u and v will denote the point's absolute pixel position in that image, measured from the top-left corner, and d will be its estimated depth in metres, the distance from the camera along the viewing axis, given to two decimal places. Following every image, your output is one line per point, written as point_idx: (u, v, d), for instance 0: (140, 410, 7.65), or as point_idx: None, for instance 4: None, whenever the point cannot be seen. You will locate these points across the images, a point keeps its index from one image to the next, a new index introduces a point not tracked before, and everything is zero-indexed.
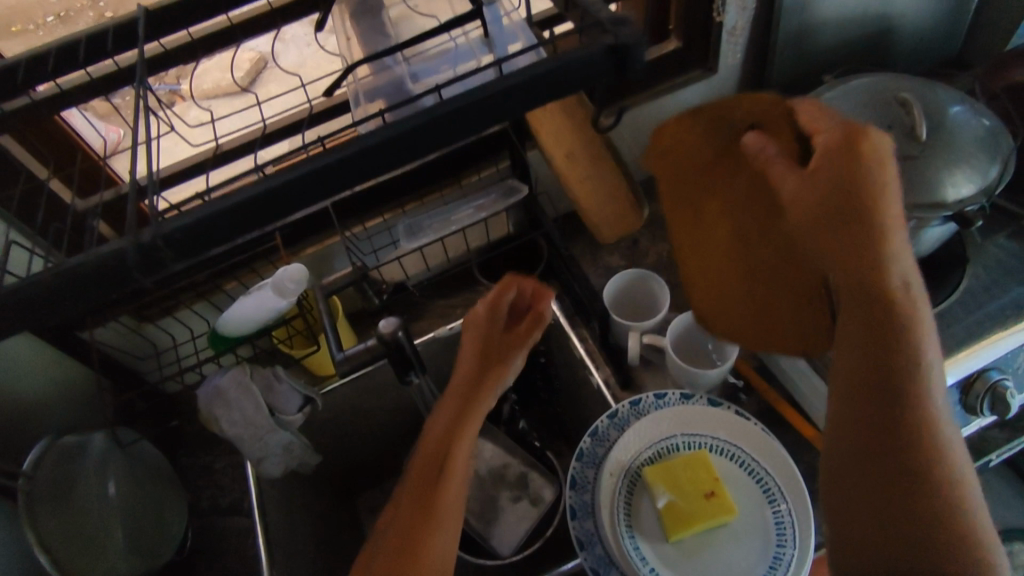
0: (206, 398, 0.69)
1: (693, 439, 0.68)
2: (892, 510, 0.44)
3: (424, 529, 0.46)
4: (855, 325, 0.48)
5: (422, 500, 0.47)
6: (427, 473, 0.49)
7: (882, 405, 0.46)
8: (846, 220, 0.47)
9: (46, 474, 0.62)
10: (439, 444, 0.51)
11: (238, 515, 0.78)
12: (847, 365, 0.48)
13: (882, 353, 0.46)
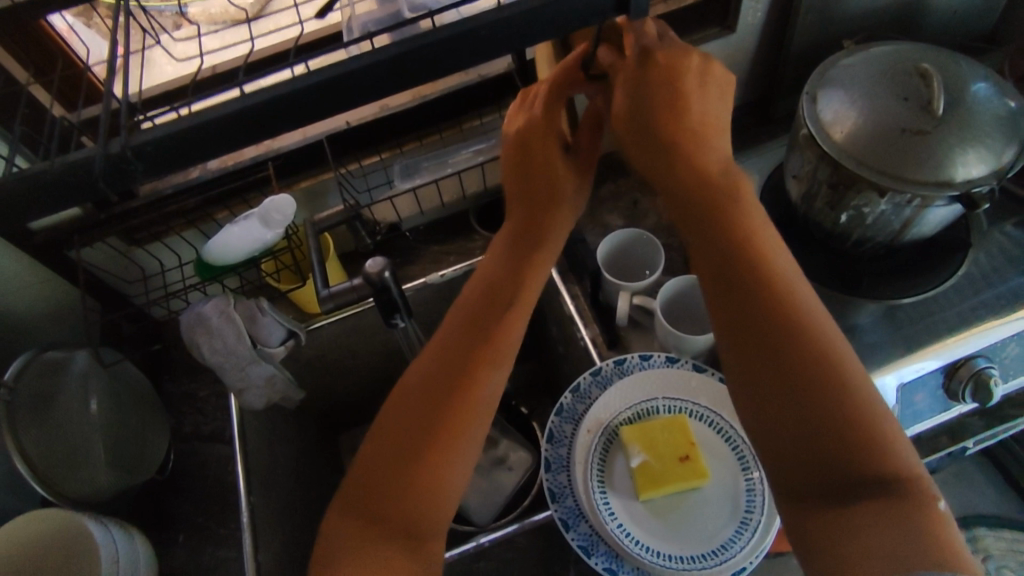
0: (188, 324, 0.67)
1: (673, 403, 0.69)
2: (809, 429, 0.41)
3: (469, 371, 0.49)
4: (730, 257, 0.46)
5: (472, 338, 0.51)
6: (476, 321, 0.52)
7: (788, 332, 0.43)
8: (667, 125, 0.49)
9: (27, 387, 0.61)
10: (487, 296, 0.53)
11: (220, 444, 0.79)
12: (740, 305, 0.44)
13: (757, 285, 0.44)
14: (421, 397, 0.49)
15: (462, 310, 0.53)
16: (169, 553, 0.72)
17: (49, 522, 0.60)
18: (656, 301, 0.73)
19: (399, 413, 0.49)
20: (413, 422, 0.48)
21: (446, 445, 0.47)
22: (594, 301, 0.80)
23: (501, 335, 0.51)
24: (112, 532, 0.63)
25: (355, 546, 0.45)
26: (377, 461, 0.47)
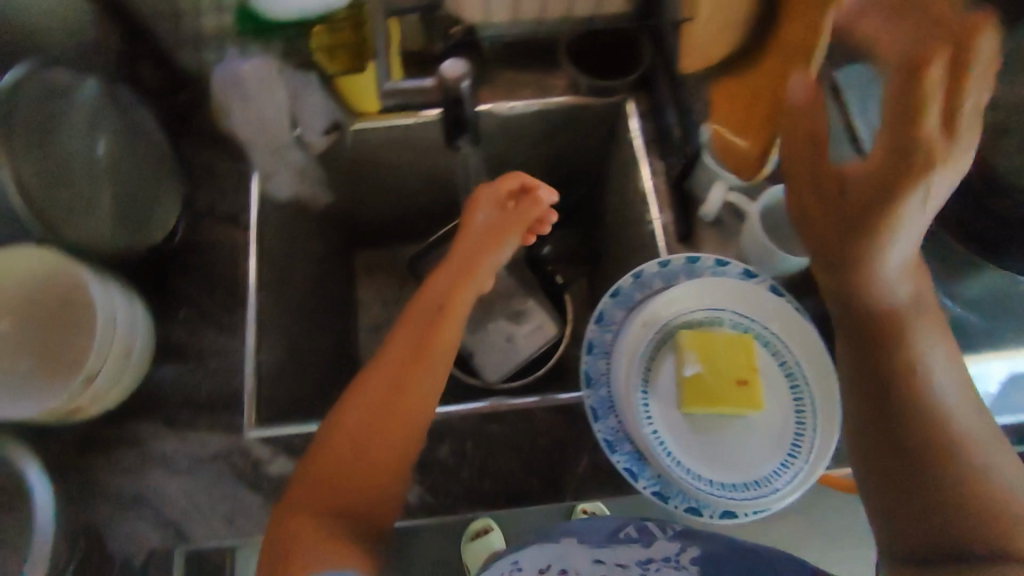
0: (222, 82, 0.66)
1: (742, 319, 0.61)
2: (929, 488, 0.41)
3: (409, 377, 0.59)
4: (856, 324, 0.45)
5: (400, 369, 0.59)
6: (386, 401, 0.57)
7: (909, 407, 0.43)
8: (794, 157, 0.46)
9: (29, 102, 0.52)
10: (410, 352, 0.60)
11: (235, 230, 0.72)
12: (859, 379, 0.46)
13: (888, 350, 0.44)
14: (390, 385, 0.58)
15: (401, 339, 0.61)
16: (169, 326, 0.68)
17: (47, 267, 0.57)
18: (756, 205, 0.62)
19: (378, 382, 0.58)
20: (366, 418, 0.57)
21: (400, 418, 0.57)
22: (678, 185, 0.70)
23: (428, 351, 0.60)
24: (110, 290, 0.58)
25: (319, 501, 0.54)
26: (361, 402, 0.58)
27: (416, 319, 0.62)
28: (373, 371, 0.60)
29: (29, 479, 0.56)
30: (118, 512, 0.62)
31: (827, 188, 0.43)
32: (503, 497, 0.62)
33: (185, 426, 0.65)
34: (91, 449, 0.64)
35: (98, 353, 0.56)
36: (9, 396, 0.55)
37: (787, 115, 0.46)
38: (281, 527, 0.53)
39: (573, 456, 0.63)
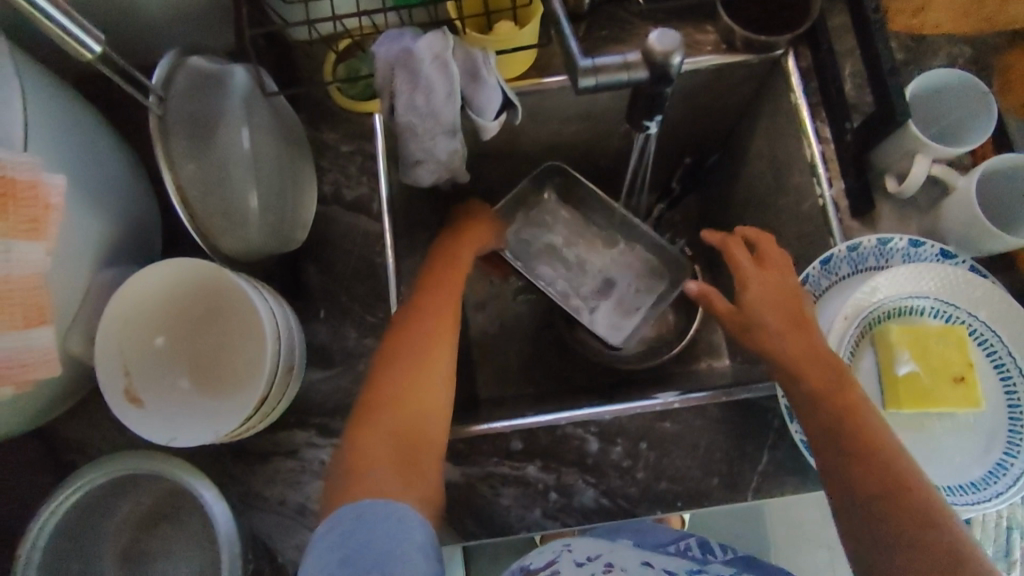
0: (388, 59, 0.51)
1: (946, 308, 0.56)
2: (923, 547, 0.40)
3: (418, 385, 0.50)
4: (815, 407, 0.48)
5: (418, 351, 0.52)
6: (396, 384, 0.50)
7: (911, 517, 0.42)
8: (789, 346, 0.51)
9: (180, 100, 0.48)
10: (420, 329, 0.54)
11: (364, 218, 0.66)
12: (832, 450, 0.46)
13: (830, 440, 0.47)
14: (400, 386, 0.50)
15: (406, 329, 0.54)
16: (310, 327, 0.64)
17: (203, 273, 0.54)
18: (970, 178, 0.56)
19: (406, 335, 0.53)
20: (395, 420, 0.49)
21: (414, 396, 0.50)
22: (856, 156, 0.62)
23: (440, 323, 0.55)
24: (269, 302, 0.54)
25: (389, 455, 0.47)
26: (391, 376, 0.51)
27: (427, 301, 0.56)
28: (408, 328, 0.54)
29: (203, 498, 0.54)
30: (284, 526, 0.60)
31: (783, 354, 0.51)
32: (681, 499, 0.60)
33: (340, 434, 0.61)
34: (246, 460, 0.61)
35: (269, 370, 0.52)
36: (179, 417, 0.53)
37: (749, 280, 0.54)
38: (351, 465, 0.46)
39: (753, 453, 0.60)
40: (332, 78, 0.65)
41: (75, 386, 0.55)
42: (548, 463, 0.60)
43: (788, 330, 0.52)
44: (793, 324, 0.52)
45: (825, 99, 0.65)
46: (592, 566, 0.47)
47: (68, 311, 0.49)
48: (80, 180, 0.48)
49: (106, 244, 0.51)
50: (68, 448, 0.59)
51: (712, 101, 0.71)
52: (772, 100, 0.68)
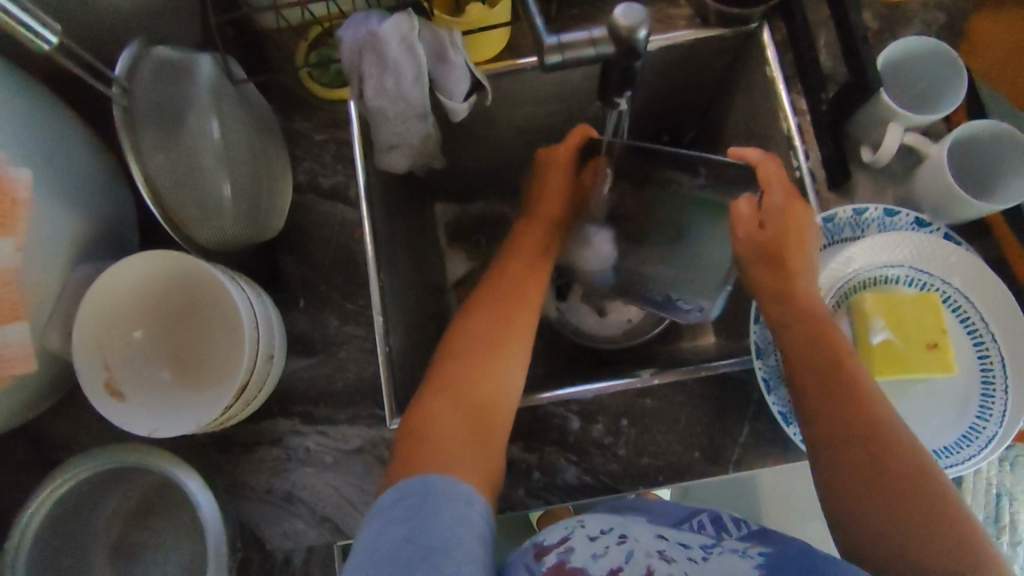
0: (355, 43, 0.51)
1: (918, 276, 0.57)
2: (907, 504, 0.43)
3: (489, 366, 0.52)
4: (823, 377, 0.50)
5: (495, 333, 0.54)
6: (472, 365, 0.52)
7: (915, 493, 0.44)
8: (794, 303, 0.54)
9: (145, 90, 0.46)
10: (496, 315, 0.56)
11: (341, 205, 0.66)
12: (839, 426, 0.48)
13: (833, 414, 0.48)
14: (472, 364, 0.52)
15: (478, 316, 0.56)
16: (290, 316, 0.64)
17: (179, 264, 0.54)
18: (941, 145, 0.57)
19: (485, 322, 0.55)
20: (466, 399, 0.50)
21: (488, 377, 0.52)
22: (831, 128, 0.63)
23: (518, 310, 0.56)
24: (245, 291, 0.54)
25: (458, 432, 0.48)
26: (462, 361, 0.52)
27: (506, 285, 0.58)
28: (487, 310, 0.56)
29: (188, 488, 0.53)
30: (272, 513, 0.60)
31: (788, 308, 0.54)
32: (663, 473, 0.60)
33: (323, 420, 0.62)
34: (232, 450, 0.61)
35: (248, 357, 0.52)
36: (160, 409, 0.53)
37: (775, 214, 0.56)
38: (413, 444, 0.48)
39: (734, 425, 0.60)
40: (304, 64, 0.65)
41: (57, 382, 0.55)
42: (530, 442, 0.60)
43: (795, 285, 0.55)
44: (802, 281, 0.55)
45: (799, 71, 0.65)
46: (608, 539, 0.41)
47: (43, 307, 0.49)
48: (48, 175, 0.48)
49: (79, 238, 0.51)
50: (51, 446, 0.59)
51: (688, 77, 0.71)
52: (747, 73, 0.67)
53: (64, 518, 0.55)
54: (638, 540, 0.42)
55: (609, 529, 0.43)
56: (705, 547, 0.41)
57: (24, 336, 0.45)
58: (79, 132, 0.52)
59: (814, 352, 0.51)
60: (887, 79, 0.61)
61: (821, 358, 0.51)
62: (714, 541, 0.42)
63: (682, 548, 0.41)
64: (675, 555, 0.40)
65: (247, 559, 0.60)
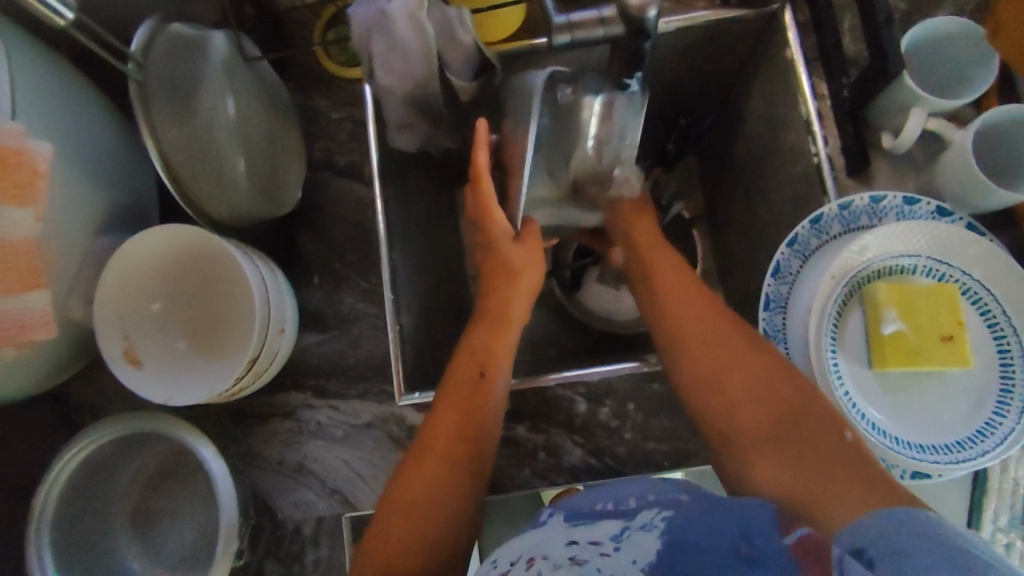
0: (364, 22, 0.52)
1: (938, 266, 0.55)
2: (815, 450, 0.43)
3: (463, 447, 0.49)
4: (706, 323, 0.52)
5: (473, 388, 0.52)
6: (449, 448, 0.49)
7: (806, 412, 0.45)
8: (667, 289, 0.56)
9: (159, 67, 0.49)
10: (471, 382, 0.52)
11: (357, 184, 0.67)
12: (728, 364, 0.49)
13: (722, 355, 0.50)
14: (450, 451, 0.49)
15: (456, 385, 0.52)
16: (305, 293, 0.65)
17: (171, 238, 0.55)
18: (966, 132, 0.55)
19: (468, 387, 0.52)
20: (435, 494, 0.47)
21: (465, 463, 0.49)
22: (851, 113, 0.61)
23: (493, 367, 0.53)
24: (258, 266, 0.55)
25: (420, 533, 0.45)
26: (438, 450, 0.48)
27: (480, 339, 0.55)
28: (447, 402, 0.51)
29: (202, 456, 0.55)
30: (285, 483, 0.62)
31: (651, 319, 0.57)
32: (669, 458, 0.60)
33: (335, 395, 0.63)
34: (247, 422, 0.63)
35: (258, 329, 0.54)
36: (172, 380, 0.54)
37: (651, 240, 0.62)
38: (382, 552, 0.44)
39: None
40: (321, 42, 0.65)
41: (81, 350, 0.57)
42: (538, 424, 0.61)
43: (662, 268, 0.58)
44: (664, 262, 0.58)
45: (821, 55, 0.63)
46: (518, 568, 0.36)
47: (65, 277, 0.51)
48: (70, 148, 0.49)
49: (101, 211, 0.53)
50: (77, 411, 0.62)
51: (708, 60, 0.69)
52: (768, 55, 0.65)
53: (85, 482, 0.58)
54: (549, 554, 0.37)
55: (519, 557, 0.38)
56: (615, 533, 0.38)
57: (45, 304, 0.47)
58: (101, 108, 0.54)
59: (701, 303, 0.53)
60: (911, 61, 0.59)
61: (706, 306, 0.53)
62: (626, 518, 0.39)
63: (593, 543, 0.37)
64: (587, 555, 0.36)
65: (260, 527, 0.61)
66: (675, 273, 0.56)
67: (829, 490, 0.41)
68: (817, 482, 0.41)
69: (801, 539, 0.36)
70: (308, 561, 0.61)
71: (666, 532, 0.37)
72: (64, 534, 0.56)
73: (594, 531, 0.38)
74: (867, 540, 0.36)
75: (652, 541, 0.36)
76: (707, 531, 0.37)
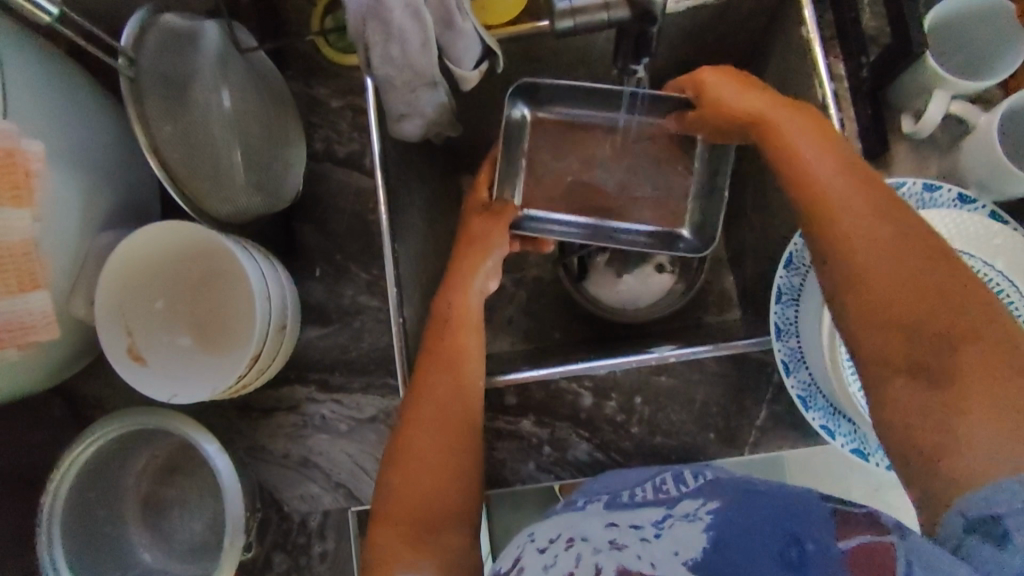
0: (358, 9, 0.48)
1: (959, 257, 0.53)
2: (969, 404, 0.34)
3: (448, 367, 0.50)
4: (869, 222, 0.41)
5: (444, 321, 0.52)
6: (436, 367, 0.50)
7: (957, 345, 0.35)
8: (803, 181, 0.44)
9: (150, 62, 0.48)
10: (434, 341, 0.51)
11: (358, 175, 0.66)
12: (883, 293, 0.38)
13: (882, 277, 0.39)
14: (444, 395, 0.48)
15: (444, 304, 0.54)
16: (307, 286, 0.65)
17: (170, 231, 0.54)
18: (991, 115, 0.53)
19: (442, 307, 0.53)
20: (443, 452, 0.46)
21: (444, 393, 0.48)
22: (871, 95, 0.58)
23: (464, 314, 0.53)
24: (257, 259, 0.55)
25: (423, 481, 0.45)
26: (431, 400, 0.48)
27: (461, 258, 0.56)
28: (422, 386, 0.49)
29: (207, 452, 0.55)
30: (290, 477, 0.62)
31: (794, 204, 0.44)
32: (675, 453, 0.59)
33: (338, 389, 0.63)
34: (251, 416, 0.63)
35: (260, 327, 0.53)
36: (177, 377, 0.55)
37: (757, 114, 0.48)
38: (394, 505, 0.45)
39: (751, 407, 0.59)
40: (319, 29, 0.63)
41: (87, 346, 0.57)
42: (541, 418, 0.60)
43: (808, 152, 0.44)
44: (813, 146, 0.45)
45: (839, 34, 0.60)
46: (558, 547, 0.37)
47: (66, 274, 0.50)
48: (66, 144, 0.48)
49: (101, 207, 0.52)
50: (84, 404, 0.61)
51: (720, 40, 0.67)
52: (783, 36, 0.62)
53: (94, 475, 0.58)
54: (590, 535, 0.37)
55: (559, 536, 0.38)
56: (658, 521, 0.37)
57: (46, 304, 0.47)
58: (97, 102, 0.53)
59: (847, 203, 0.42)
60: (936, 42, 0.57)
61: (842, 197, 0.42)
62: (669, 506, 0.38)
63: (635, 527, 0.37)
64: (627, 539, 0.36)
65: (266, 519, 0.62)
66: (796, 142, 0.46)
67: (971, 425, 0.33)
68: (947, 411, 0.34)
69: (864, 547, 0.31)
70: (314, 554, 0.61)
71: (713, 528, 0.34)
72: (72, 527, 0.56)
73: (636, 516, 0.37)
74: (1008, 509, 0.31)
75: (697, 534, 0.34)
76: (748, 520, 0.34)
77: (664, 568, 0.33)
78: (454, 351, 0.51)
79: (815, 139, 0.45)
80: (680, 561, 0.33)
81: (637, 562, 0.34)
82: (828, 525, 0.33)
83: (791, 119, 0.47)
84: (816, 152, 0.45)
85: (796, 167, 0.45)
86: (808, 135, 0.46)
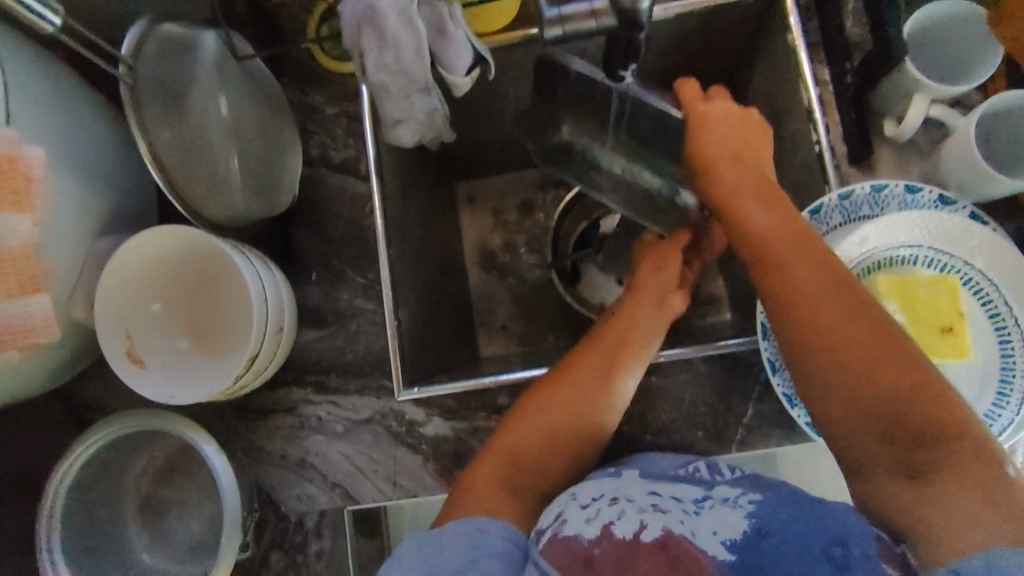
0: (354, 16, 0.51)
1: (941, 257, 0.54)
2: (938, 482, 0.37)
3: (589, 405, 0.53)
4: (822, 289, 0.43)
5: (609, 354, 0.56)
6: (574, 398, 0.53)
7: (918, 417, 0.39)
8: (761, 249, 0.47)
9: (148, 69, 0.49)
10: (588, 368, 0.55)
11: (353, 179, 0.67)
12: (838, 370, 0.41)
13: (840, 344, 0.42)
14: (550, 425, 0.52)
15: (603, 351, 0.56)
16: (303, 289, 0.66)
17: (187, 240, 0.56)
18: (970, 118, 0.54)
19: (610, 341, 0.57)
20: (540, 456, 0.51)
21: (568, 420, 0.52)
22: (856, 100, 0.60)
23: (631, 359, 0.56)
24: (254, 262, 0.56)
25: (500, 484, 0.49)
26: (547, 419, 0.52)
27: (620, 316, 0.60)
28: (561, 383, 0.54)
29: (205, 454, 0.56)
30: (288, 477, 0.63)
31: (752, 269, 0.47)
32: (666, 451, 0.60)
33: (335, 391, 0.64)
34: (249, 418, 0.64)
35: (257, 330, 0.54)
36: (176, 379, 0.55)
37: (725, 182, 0.52)
38: (466, 488, 0.49)
39: (740, 405, 0.60)
40: (315, 37, 0.65)
41: (87, 349, 0.58)
42: None
43: (759, 225, 0.48)
44: (761, 216, 0.48)
45: (824, 40, 0.62)
46: (601, 503, 0.44)
47: (66, 280, 0.51)
48: (66, 150, 0.49)
49: (100, 212, 0.53)
50: (83, 407, 0.62)
51: (708, 46, 0.68)
52: (769, 43, 0.64)
53: (93, 477, 0.59)
54: (632, 498, 0.44)
55: (602, 494, 0.45)
56: (698, 501, 0.43)
57: (47, 307, 0.48)
58: (96, 108, 0.54)
59: (792, 263, 0.45)
60: (917, 48, 0.58)
61: (792, 262, 0.45)
62: (706, 488, 0.45)
63: (678, 500, 0.44)
64: (669, 506, 0.43)
65: (263, 519, 0.62)
66: (748, 207, 0.50)
67: (953, 504, 0.35)
68: (924, 492, 0.37)
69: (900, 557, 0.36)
70: (310, 553, 0.62)
71: (752, 515, 0.40)
72: (71, 528, 0.57)
73: (681, 492, 0.44)
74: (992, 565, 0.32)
75: (738, 519, 0.40)
76: (788, 514, 0.40)
77: (699, 538, 0.40)
78: (605, 369, 0.55)
79: (773, 205, 0.49)
80: (718, 539, 0.39)
81: (680, 525, 0.41)
82: (869, 534, 0.37)
83: (747, 192, 0.51)
84: (764, 215, 0.48)
85: (753, 236, 0.48)
86: (758, 196, 0.50)
